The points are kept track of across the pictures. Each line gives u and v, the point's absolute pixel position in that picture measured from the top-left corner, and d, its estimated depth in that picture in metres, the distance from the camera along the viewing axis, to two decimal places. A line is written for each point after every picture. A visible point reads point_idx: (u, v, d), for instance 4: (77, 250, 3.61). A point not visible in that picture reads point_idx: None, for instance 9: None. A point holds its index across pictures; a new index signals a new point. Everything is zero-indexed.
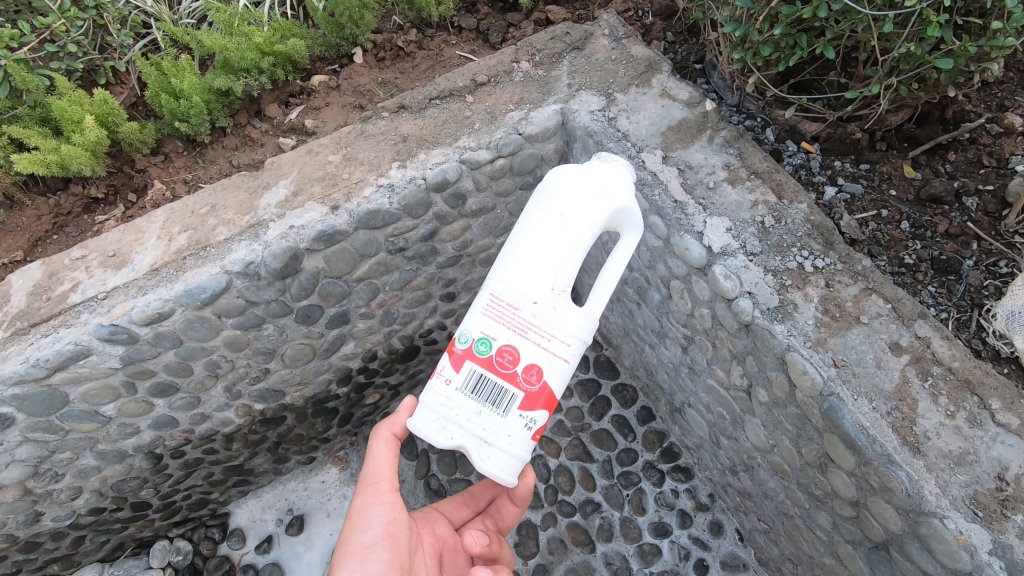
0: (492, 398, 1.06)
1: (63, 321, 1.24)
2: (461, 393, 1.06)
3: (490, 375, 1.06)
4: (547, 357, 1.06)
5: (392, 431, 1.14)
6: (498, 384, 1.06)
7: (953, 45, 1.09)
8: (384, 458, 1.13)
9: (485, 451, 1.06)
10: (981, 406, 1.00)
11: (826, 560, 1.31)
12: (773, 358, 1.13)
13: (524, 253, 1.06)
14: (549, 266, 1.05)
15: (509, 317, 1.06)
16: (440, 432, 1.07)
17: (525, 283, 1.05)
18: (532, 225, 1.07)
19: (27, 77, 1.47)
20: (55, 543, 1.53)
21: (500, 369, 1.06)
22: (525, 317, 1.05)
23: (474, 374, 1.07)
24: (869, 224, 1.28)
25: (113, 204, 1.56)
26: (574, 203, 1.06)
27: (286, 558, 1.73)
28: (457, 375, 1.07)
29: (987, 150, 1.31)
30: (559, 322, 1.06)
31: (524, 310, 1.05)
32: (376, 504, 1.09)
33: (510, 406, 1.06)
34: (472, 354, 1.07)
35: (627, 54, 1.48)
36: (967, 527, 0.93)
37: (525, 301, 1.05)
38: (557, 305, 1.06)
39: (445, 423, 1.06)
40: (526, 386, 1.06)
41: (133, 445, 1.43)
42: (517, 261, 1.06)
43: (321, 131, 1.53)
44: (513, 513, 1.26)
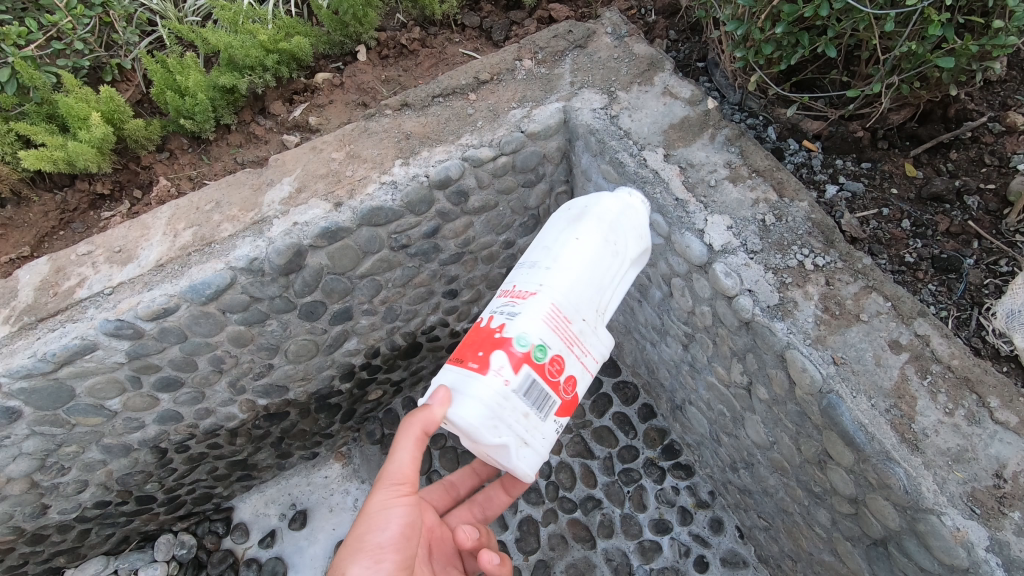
0: (537, 401, 1.00)
1: (69, 316, 1.25)
2: (517, 394, 0.97)
3: (542, 381, 1.00)
4: (584, 370, 1.07)
5: (422, 427, 0.96)
6: (544, 391, 1.01)
7: (955, 44, 1.09)
8: (407, 457, 1.02)
9: (523, 451, 0.99)
10: (980, 404, 1.01)
11: (825, 557, 1.31)
12: (772, 355, 1.14)
13: (573, 268, 1.07)
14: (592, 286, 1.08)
15: (564, 329, 1.03)
16: (488, 431, 0.96)
17: (576, 299, 1.06)
18: (578, 242, 1.09)
19: (34, 74, 1.49)
20: (61, 536, 1.55)
21: (549, 376, 1.01)
22: (574, 331, 1.05)
23: (529, 377, 0.98)
24: (870, 222, 1.29)
25: (119, 200, 1.57)
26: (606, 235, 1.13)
27: (288, 552, 1.74)
28: (516, 377, 0.98)
29: (988, 149, 1.31)
30: (597, 343, 1.09)
31: (575, 324, 1.05)
32: (395, 505, 1.02)
33: (548, 413, 1.02)
34: (530, 360, 0.99)
35: (629, 52, 1.48)
36: (965, 524, 0.93)
37: (575, 316, 1.05)
38: (597, 326, 1.09)
39: (496, 423, 0.96)
40: (564, 395, 1.04)
41: (138, 439, 1.45)
42: (564, 272, 1.06)
43: (325, 128, 1.54)
44: (503, 501, 1.29)
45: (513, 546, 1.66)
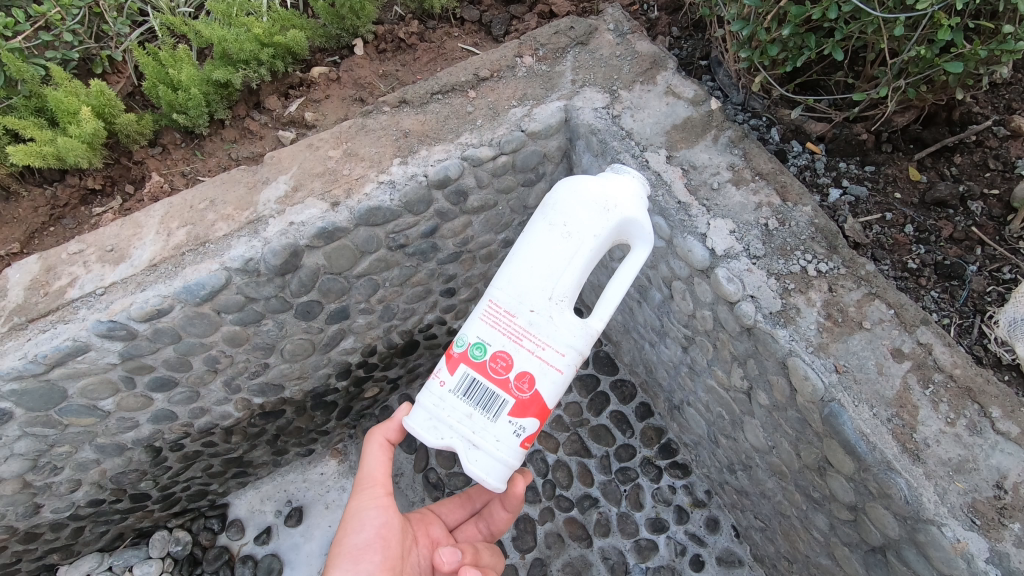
0: (483, 401, 1.07)
1: (61, 316, 1.23)
2: (454, 394, 1.08)
3: (483, 380, 1.07)
4: (543, 366, 1.06)
5: (385, 437, 1.14)
6: (490, 389, 1.07)
7: (963, 48, 1.07)
8: (378, 463, 1.14)
9: (475, 453, 1.07)
10: (981, 414, 1.01)
11: (822, 560, 1.32)
12: (774, 362, 1.13)
13: (521, 262, 1.08)
14: (547, 275, 1.06)
15: (506, 325, 1.07)
16: (432, 432, 1.08)
17: (523, 290, 1.07)
18: (533, 234, 1.08)
19: (22, 66, 1.45)
20: (54, 534, 1.53)
21: (493, 374, 1.07)
22: (521, 324, 1.07)
23: (468, 377, 1.08)
24: (873, 227, 1.28)
25: (111, 195, 1.54)
26: (575, 211, 1.07)
27: (285, 548, 1.74)
28: (451, 377, 1.08)
29: (993, 153, 1.30)
30: (557, 336, 1.07)
31: (521, 317, 1.07)
32: (371, 507, 1.10)
33: (499, 412, 1.07)
34: (467, 357, 1.08)
35: (632, 50, 1.46)
36: (965, 536, 0.93)
37: (521, 308, 1.07)
38: (555, 317, 1.06)
39: (437, 423, 1.08)
40: (518, 393, 1.06)
41: (132, 439, 1.43)
42: (514, 270, 1.08)
43: (321, 124, 1.52)
44: (504, 519, 1.26)
45: (510, 544, 1.66)
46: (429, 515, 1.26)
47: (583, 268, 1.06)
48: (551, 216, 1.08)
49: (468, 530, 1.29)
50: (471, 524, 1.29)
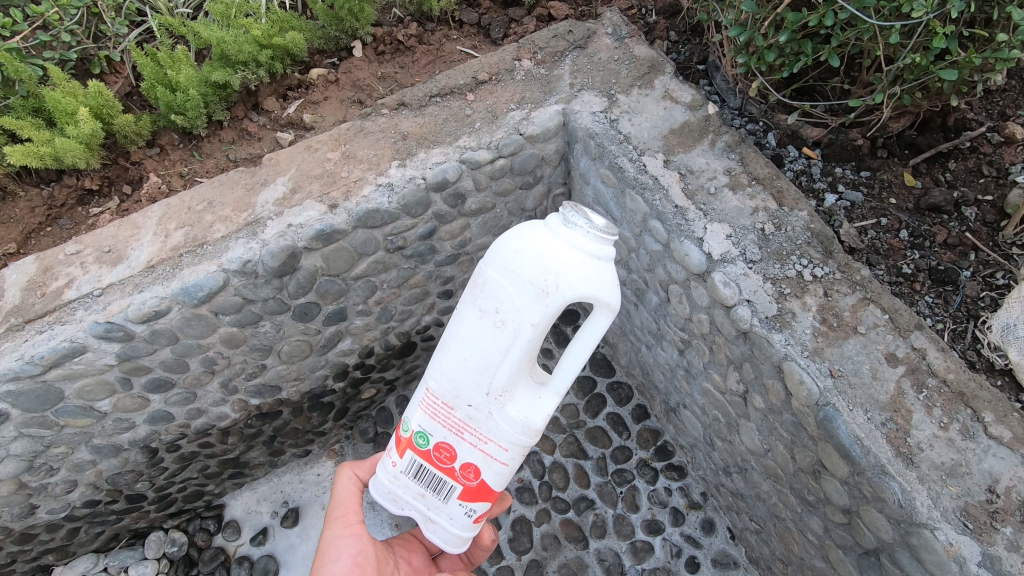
0: (433, 485, 1.07)
1: (58, 317, 1.23)
2: (406, 476, 1.08)
3: (430, 466, 1.06)
4: (486, 459, 1.03)
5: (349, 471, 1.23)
6: (438, 475, 1.06)
7: (958, 56, 1.08)
8: (347, 492, 1.20)
9: (432, 526, 1.11)
10: (974, 418, 1.02)
11: (817, 562, 1.33)
12: (770, 366, 1.14)
13: (458, 350, 0.98)
14: (481, 370, 0.97)
15: (446, 416, 1.02)
16: (393, 501, 1.12)
17: (458, 383, 0.99)
18: (465, 320, 0.98)
19: (19, 67, 1.45)
20: (49, 535, 1.53)
21: (438, 462, 1.06)
22: (459, 418, 1.01)
23: (416, 463, 1.07)
24: (868, 232, 1.29)
25: (108, 196, 1.54)
26: (507, 297, 0.94)
27: (281, 549, 1.74)
28: (403, 460, 1.09)
29: (987, 159, 1.31)
30: (501, 431, 1.00)
31: (460, 411, 1.00)
32: (343, 534, 1.15)
33: (449, 495, 1.07)
34: (413, 445, 1.06)
35: (630, 54, 1.47)
36: (957, 539, 0.94)
37: (459, 401, 1.00)
38: (493, 413, 0.99)
39: (396, 494, 1.11)
40: (464, 481, 1.05)
41: (128, 440, 1.43)
42: (447, 356, 1.00)
43: (320, 126, 1.52)
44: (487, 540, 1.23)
45: (506, 546, 1.66)
46: (413, 542, 1.25)
47: (517, 362, 0.96)
48: (482, 303, 0.96)
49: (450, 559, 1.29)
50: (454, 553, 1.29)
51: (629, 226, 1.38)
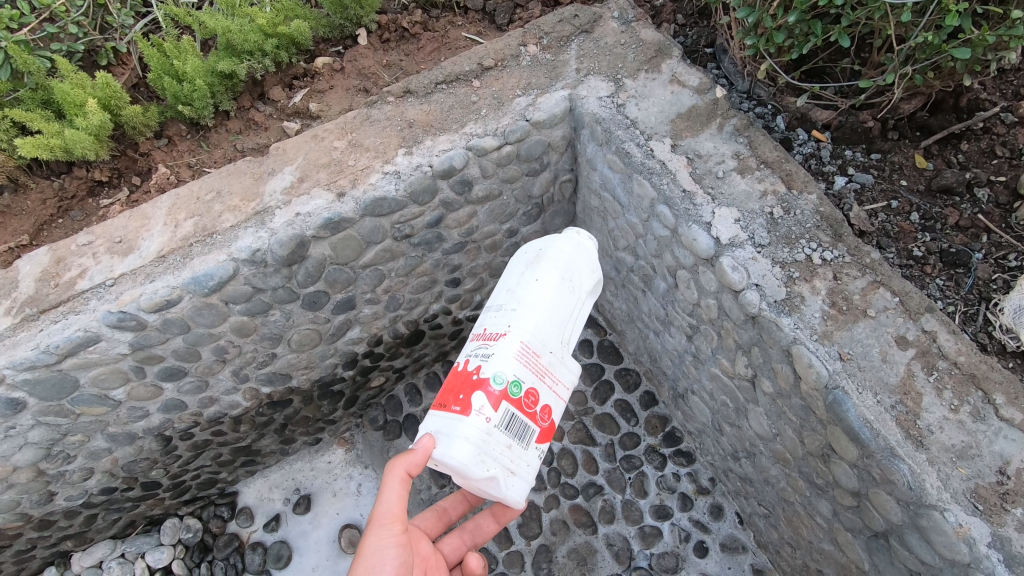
0: (519, 433, 1.09)
1: (72, 307, 1.24)
2: (499, 429, 1.06)
3: (519, 414, 1.09)
4: (557, 399, 1.16)
5: (406, 469, 1.05)
6: (525, 421, 1.10)
7: (971, 34, 1.06)
8: (396, 498, 1.08)
9: (512, 480, 1.08)
10: (985, 400, 1.01)
11: (825, 546, 1.33)
12: (778, 350, 1.13)
13: (537, 308, 1.16)
14: (561, 322, 1.19)
15: (534, 363, 1.13)
16: (477, 466, 1.05)
17: (543, 333, 1.15)
18: (547, 283, 1.19)
19: (28, 59, 1.47)
20: (68, 521, 1.56)
21: (526, 408, 1.10)
22: (545, 363, 1.14)
23: (508, 413, 1.08)
24: (878, 215, 1.28)
25: (117, 187, 1.55)
26: (564, 256, 1.24)
27: (293, 535, 1.77)
28: (496, 413, 1.07)
29: (1000, 140, 1.30)
30: (566, 372, 1.19)
31: (545, 358, 1.14)
32: (390, 546, 1.07)
33: (530, 441, 1.11)
34: (507, 395, 1.08)
35: (637, 38, 1.45)
36: (967, 520, 0.94)
37: (543, 350, 1.14)
38: (564, 357, 1.18)
39: (483, 457, 1.05)
40: (541, 423, 1.13)
41: (143, 428, 1.45)
42: (529, 312, 1.15)
43: (326, 115, 1.52)
44: (493, 530, 1.32)
45: (515, 531, 1.68)
46: (418, 532, 1.24)
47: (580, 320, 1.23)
48: (560, 267, 1.22)
49: (453, 543, 1.31)
50: (456, 537, 1.31)
51: (637, 212, 1.38)
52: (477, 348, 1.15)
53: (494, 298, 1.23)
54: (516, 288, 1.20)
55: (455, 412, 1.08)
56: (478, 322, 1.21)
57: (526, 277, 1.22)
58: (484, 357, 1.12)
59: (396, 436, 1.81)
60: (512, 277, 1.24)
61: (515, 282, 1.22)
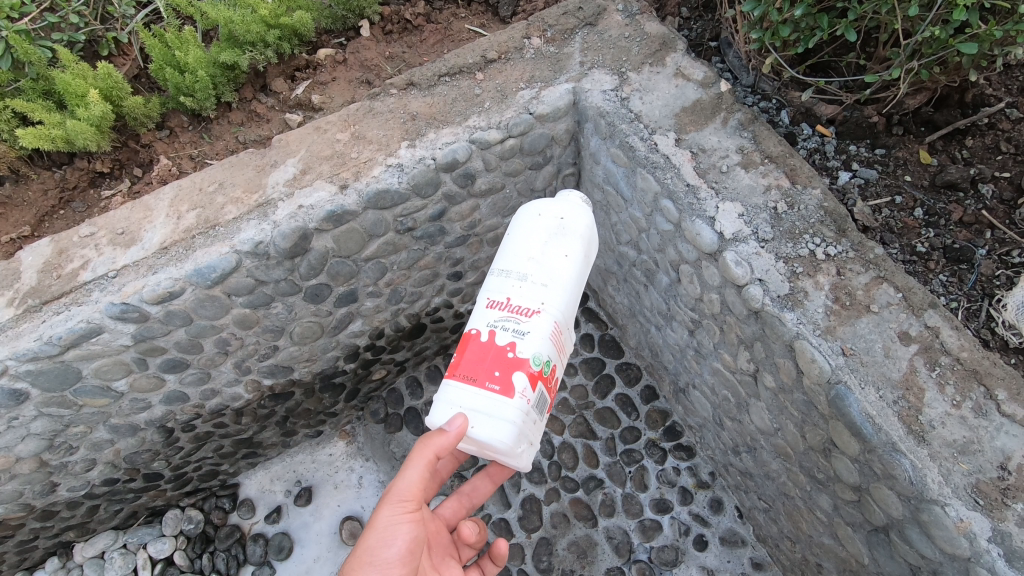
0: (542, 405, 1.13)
1: (75, 298, 1.24)
2: (533, 408, 1.08)
3: (547, 392, 1.12)
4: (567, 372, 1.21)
5: (435, 452, 1.03)
6: (548, 398, 1.13)
7: (978, 29, 1.05)
8: (414, 476, 1.09)
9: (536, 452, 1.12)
10: (988, 396, 1.01)
11: (825, 540, 1.33)
12: (781, 345, 1.14)
13: (564, 286, 1.16)
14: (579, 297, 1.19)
15: (559, 340, 1.14)
16: (512, 443, 1.05)
17: (567, 311, 1.16)
18: (575, 259, 1.18)
19: (29, 49, 1.46)
20: (70, 512, 1.56)
21: (551, 386, 1.13)
22: (566, 340, 1.16)
23: (540, 393, 1.10)
24: (882, 210, 1.28)
25: (119, 178, 1.54)
26: (582, 229, 1.22)
27: (295, 527, 1.77)
28: (533, 394, 1.08)
29: (1005, 136, 1.30)
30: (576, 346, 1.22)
31: (566, 337, 1.16)
32: (403, 522, 1.08)
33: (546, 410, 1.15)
34: (542, 375, 1.09)
35: (641, 31, 1.45)
36: (968, 515, 0.95)
37: (567, 325, 1.16)
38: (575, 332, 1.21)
39: (518, 436, 1.06)
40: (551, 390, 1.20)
41: (145, 420, 1.45)
42: (558, 290, 1.14)
43: (328, 107, 1.52)
44: (489, 491, 1.35)
45: (516, 524, 1.69)
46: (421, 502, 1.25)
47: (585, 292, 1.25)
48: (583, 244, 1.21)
49: (452, 507, 1.34)
50: (455, 501, 1.34)
51: (640, 206, 1.38)
52: (507, 322, 1.11)
53: (506, 263, 1.18)
54: (539, 258, 1.16)
55: (490, 390, 1.06)
56: (490, 290, 1.17)
57: (550, 248, 1.18)
58: (519, 335, 1.09)
59: (397, 429, 1.82)
60: (527, 241, 1.19)
61: (538, 251, 1.17)
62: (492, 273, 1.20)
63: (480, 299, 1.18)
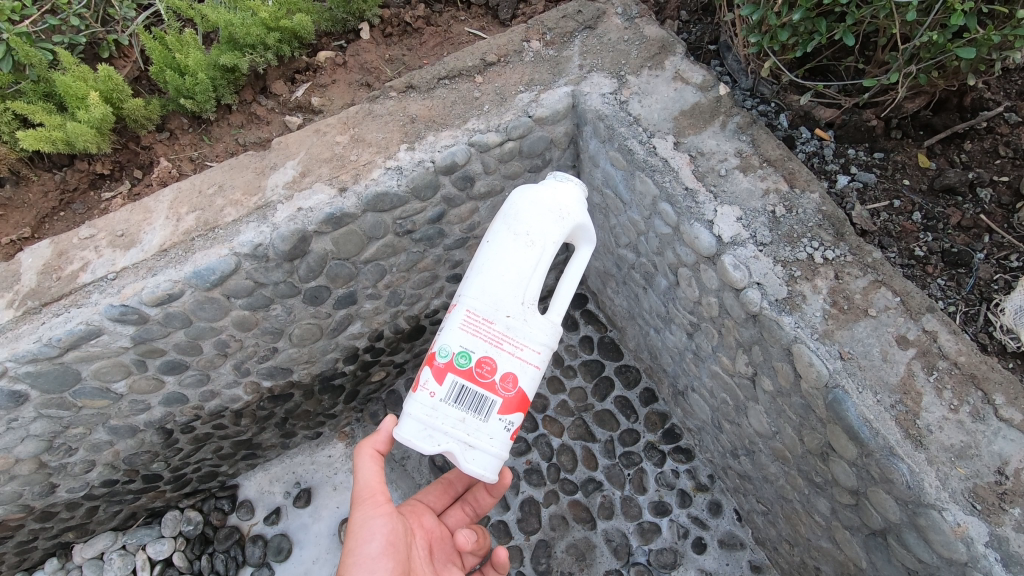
0: (473, 405, 1.12)
1: (74, 300, 1.24)
2: (445, 403, 1.11)
3: (471, 385, 1.12)
4: (521, 364, 1.14)
5: (374, 448, 1.16)
6: (478, 393, 1.12)
7: (976, 34, 1.05)
8: (372, 473, 1.15)
9: (470, 453, 1.12)
10: (985, 401, 1.01)
11: (824, 543, 1.33)
12: (779, 348, 1.14)
13: (487, 273, 1.14)
14: (517, 281, 1.13)
15: (484, 331, 1.12)
16: (426, 440, 1.11)
17: (497, 298, 1.13)
18: (498, 244, 1.15)
19: (30, 51, 1.46)
20: (69, 513, 1.57)
21: (479, 378, 1.12)
22: (499, 330, 1.12)
23: (454, 385, 1.11)
24: (881, 214, 1.28)
25: (120, 180, 1.55)
26: (526, 212, 1.17)
27: (293, 528, 1.77)
28: (442, 387, 1.11)
29: (1004, 140, 1.30)
30: (530, 334, 1.14)
31: (499, 323, 1.12)
32: (375, 516, 1.11)
33: (489, 412, 1.12)
34: (453, 366, 1.11)
35: (640, 34, 1.45)
36: (965, 520, 0.95)
37: (495, 314, 1.13)
38: (528, 318, 1.14)
39: (431, 431, 1.11)
40: (504, 392, 1.12)
41: (144, 421, 1.45)
42: (479, 279, 1.14)
43: (328, 109, 1.52)
44: (491, 503, 1.35)
45: (515, 526, 1.68)
46: (418, 507, 1.29)
47: (545, 272, 1.16)
48: (513, 226, 1.16)
49: (456, 515, 1.34)
50: (459, 509, 1.35)
51: (639, 209, 1.38)
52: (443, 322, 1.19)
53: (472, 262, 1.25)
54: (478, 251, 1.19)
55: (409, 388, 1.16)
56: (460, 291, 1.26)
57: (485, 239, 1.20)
58: (439, 332, 1.16)
59: None
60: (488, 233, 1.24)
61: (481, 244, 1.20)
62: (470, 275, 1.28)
63: None
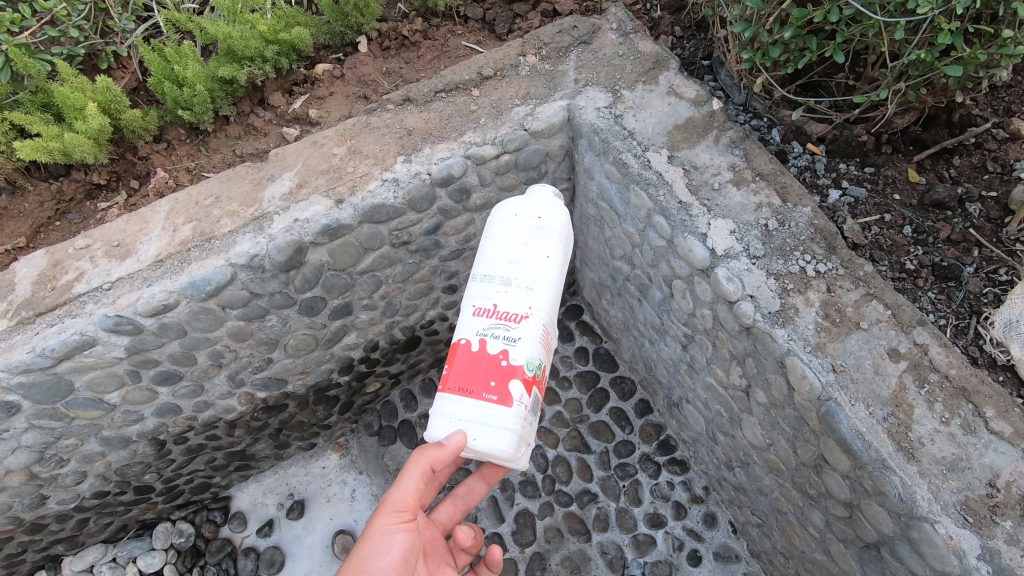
0: (537, 409, 1.19)
1: (68, 310, 1.24)
2: (530, 411, 1.16)
3: (540, 392, 1.19)
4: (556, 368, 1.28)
5: (430, 464, 1.08)
6: (541, 397, 1.20)
7: (963, 52, 1.08)
8: (411, 488, 1.11)
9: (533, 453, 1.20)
10: (976, 413, 1.02)
11: (818, 556, 1.33)
12: (772, 361, 1.14)
13: (547, 286, 1.22)
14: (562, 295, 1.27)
15: (548, 343, 1.21)
16: (511, 449, 1.13)
17: (552, 310, 1.23)
18: (552, 258, 1.25)
19: (29, 62, 1.47)
20: (59, 525, 1.55)
21: (542, 385, 1.21)
22: (553, 340, 1.24)
23: (536, 395, 1.17)
24: (872, 228, 1.30)
25: (116, 190, 1.55)
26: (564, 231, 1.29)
27: (286, 540, 1.76)
28: (530, 399, 1.16)
29: (992, 155, 1.32)
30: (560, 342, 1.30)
31: (553, 334, 1.24)
32: (399, 531, 1.11)
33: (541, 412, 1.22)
34: (536, 378, 1.17)
35: (635, 50, 1.47)
36: (957, 532, 0.95)
37: (552, 325, 1.23)
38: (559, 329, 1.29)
39: (518, 440, 1.13)
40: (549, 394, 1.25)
41: (137, 432, 1.45)
42: (541, 291, 1.21)
43: (325, 121, 1.53)
44: (484, 491, 1.33)
45: (510, 538, 1.68)
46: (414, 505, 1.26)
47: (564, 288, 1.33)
48: (560, 242, 1.27)
49: (447, 511, 1.32)
50: (450, 505, 1.32)
51: (634, 221, 1.39)
52: (496, 329, 1.18)
53: (484, 267, 1.25)
54: (522, 259, 1.23)
55: (488, 400, 1.13)
56: (474, 296, 1.23)
57: (528, 249, 1.25)
58: (509, 343, 1.16)
59: (391, 442, 1.81)
60: (505, 238, 1.26)
61: (518, 252, 1.24)
62: (474, 279, 1.25)
63: (464, 305, 1.24)
